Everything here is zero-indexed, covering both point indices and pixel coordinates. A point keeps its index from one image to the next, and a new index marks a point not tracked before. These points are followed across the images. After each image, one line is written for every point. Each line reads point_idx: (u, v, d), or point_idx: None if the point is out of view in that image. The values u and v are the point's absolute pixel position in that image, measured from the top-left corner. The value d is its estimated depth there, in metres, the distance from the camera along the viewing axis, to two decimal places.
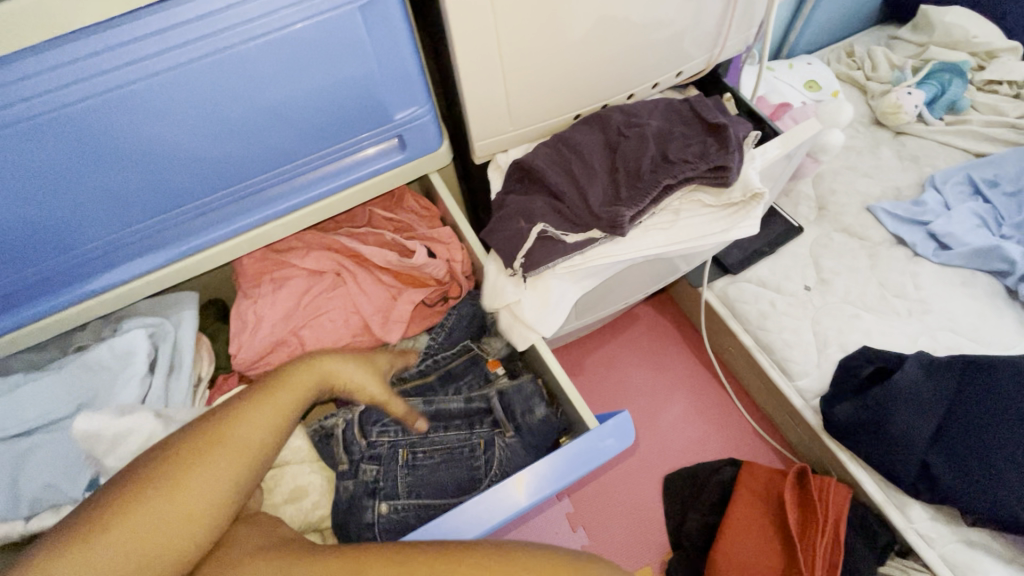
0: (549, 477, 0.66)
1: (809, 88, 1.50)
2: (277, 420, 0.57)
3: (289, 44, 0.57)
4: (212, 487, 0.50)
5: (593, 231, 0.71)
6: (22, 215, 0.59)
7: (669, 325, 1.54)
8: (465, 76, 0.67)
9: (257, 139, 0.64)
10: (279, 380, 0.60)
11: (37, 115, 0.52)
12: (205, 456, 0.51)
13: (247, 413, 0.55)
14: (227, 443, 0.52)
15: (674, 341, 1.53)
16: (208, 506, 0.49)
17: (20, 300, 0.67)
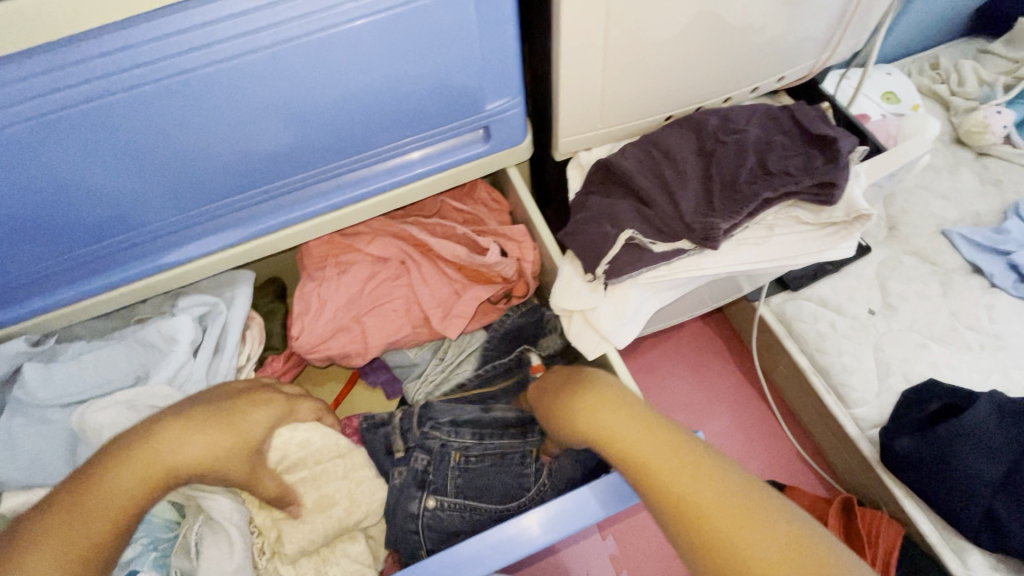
0: (563, 521, 0.61)
1: (887, 99, 1.33)
2: (153, 471, 0.58)
3: (393, 25, 0.54)
4: (91, 530, 0.54)
5: (683, 242, 0.67)
6: (108, 183, 0.58)
7: (715, 336, 1.46)
8: (566, 68, 0.63)
9: (344, 121, 0.62)
10: (147, 445, 0.59)
11: (105, 94, 0.51)
12: (90, 489, 0.55)
13: (121, 461, 0.57)
14: (90, 491, 0.55)
15: (719, 354, 1.44)
16: (79, 552, 0.53)
17: (82, 273, 0.67)
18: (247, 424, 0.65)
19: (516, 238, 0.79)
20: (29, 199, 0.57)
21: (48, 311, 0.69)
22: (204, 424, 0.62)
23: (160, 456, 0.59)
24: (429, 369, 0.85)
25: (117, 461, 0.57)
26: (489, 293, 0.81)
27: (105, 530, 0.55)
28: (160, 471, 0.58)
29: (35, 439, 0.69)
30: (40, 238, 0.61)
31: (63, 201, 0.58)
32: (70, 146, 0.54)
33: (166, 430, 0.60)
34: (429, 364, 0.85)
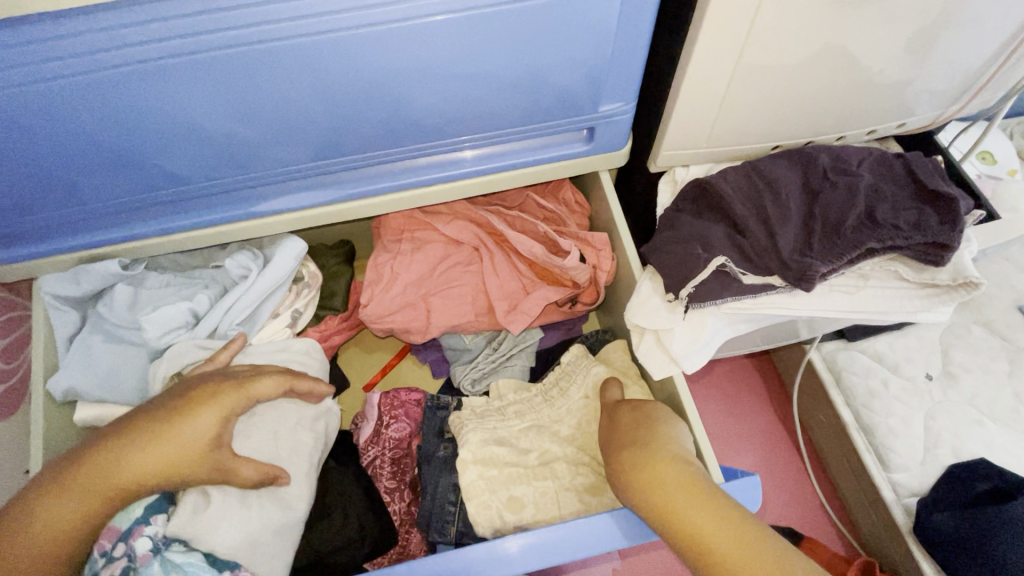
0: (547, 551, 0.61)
1: (981, 158, 1.19)
2: (91, 493, 0.56)
3: (531, 12, 0.54)
4: (49, 539, 0.55)
5: (774, 278, 0.65)
6: (218, 127, 0.59)
7: (754, 372, 1.36)
8: (688, 83, 0.62)
9: (421, 102, 0.61)
10: (125, 456, 0.58)
11: (175, 54, 0.51)
12: (27, 521, 0.55)
13: (56, 492, 0.56)
14: (96, 472, 0.57)
15: (756, 392, 1.34)
16: (73, 519, 0.56)
17: (155, 214, 0.70)
18: (182, 433, 0.59)
19: (595, 245, 0.78)
20: (145, 134, 0.58)
21: (142, 239, 0.72)
22: (141, 436, 0.59)
23: (151, 465, 0.58)
24: (466, 371, 0.85)
25: (93, 465, 0.57)
26: (557, 294, 0.79)
27: (76, 523, 0.56)
28: (120, 474, 0.57)
29: (113, 359, 0.73)
30: (144, 169, 0.63)
31: (121, 146, 0.59)
32: (193, 86, 0.54)
33: (110, 448, 0.58)
34: (467, 365, 0.86)
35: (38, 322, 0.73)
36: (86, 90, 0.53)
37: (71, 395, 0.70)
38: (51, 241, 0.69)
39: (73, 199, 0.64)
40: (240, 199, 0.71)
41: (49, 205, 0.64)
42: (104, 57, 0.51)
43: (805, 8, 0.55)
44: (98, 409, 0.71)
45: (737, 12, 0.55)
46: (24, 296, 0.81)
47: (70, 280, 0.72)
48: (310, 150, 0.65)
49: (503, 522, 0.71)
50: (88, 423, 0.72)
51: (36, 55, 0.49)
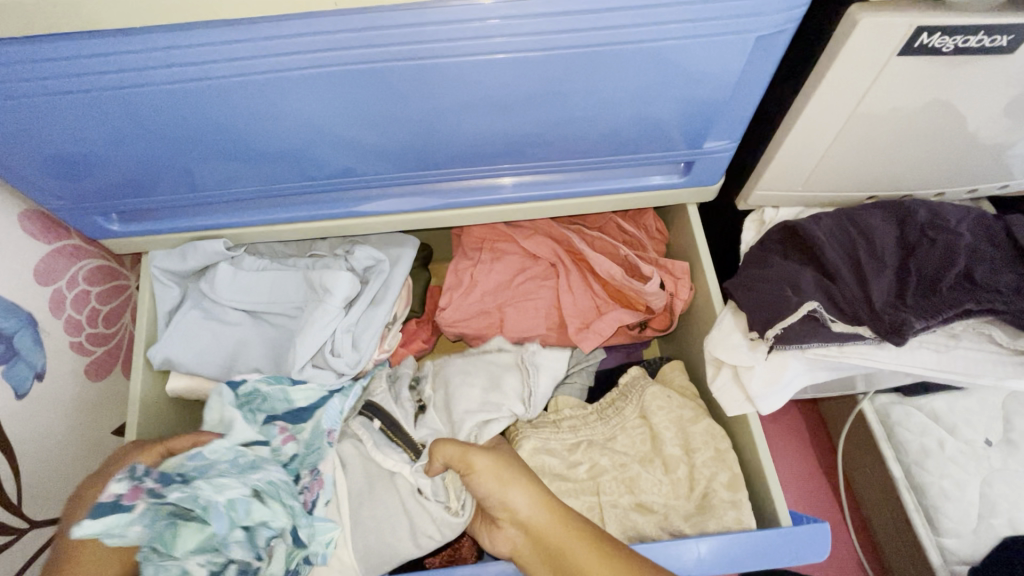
0: None
1: None
2: None
3: (636, 46, 0.54)
4: None
5: (863, 329, 0.65)
6: (338, 133, 0.62)
7: (799, 416, 1.30)
8: (797, 129, 0.63)
9: (521, 121, 0.63)
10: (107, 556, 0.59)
11: (315, 66, 0.54)
12: None
13: None
14: None
15: (800, 436, 1.28)
16: None
17: (265, 205, 0.74)
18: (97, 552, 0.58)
19: (674, 274, 0.79)
20: (272, 133, 0.62)
21: (248, 227, 0.76)
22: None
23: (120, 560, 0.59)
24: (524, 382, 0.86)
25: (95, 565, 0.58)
26: (630, 318, 0.80)
27: None
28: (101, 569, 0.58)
29: (208, 334, 0.77)
30: (262, 163, 0.66)
31: (247, 141, 0.62)
32: (323, 94, 0.57)
33: None
34: None
35: (143, 293, 0.78)
36: (228, 89, 0.56)
37: (168, 364, 0.75)
38: (168, 221, 0.74)
39: (196, 185, 0.69)
40: (342, 198, 0.74)
41: (175, 187, 0.68)
42: (250, 62, 0.53)
43: (932, 69, 0.55)
44: (190, 381, 0.77)
45: (859, 69, 0.55)
46: (125, 267, 0.86)
47: (178, 256, 0.76)
48: (412, 159, 0.67)
49: None
50: (179, 393, 0.77)
51: (188, 57, 0.52)
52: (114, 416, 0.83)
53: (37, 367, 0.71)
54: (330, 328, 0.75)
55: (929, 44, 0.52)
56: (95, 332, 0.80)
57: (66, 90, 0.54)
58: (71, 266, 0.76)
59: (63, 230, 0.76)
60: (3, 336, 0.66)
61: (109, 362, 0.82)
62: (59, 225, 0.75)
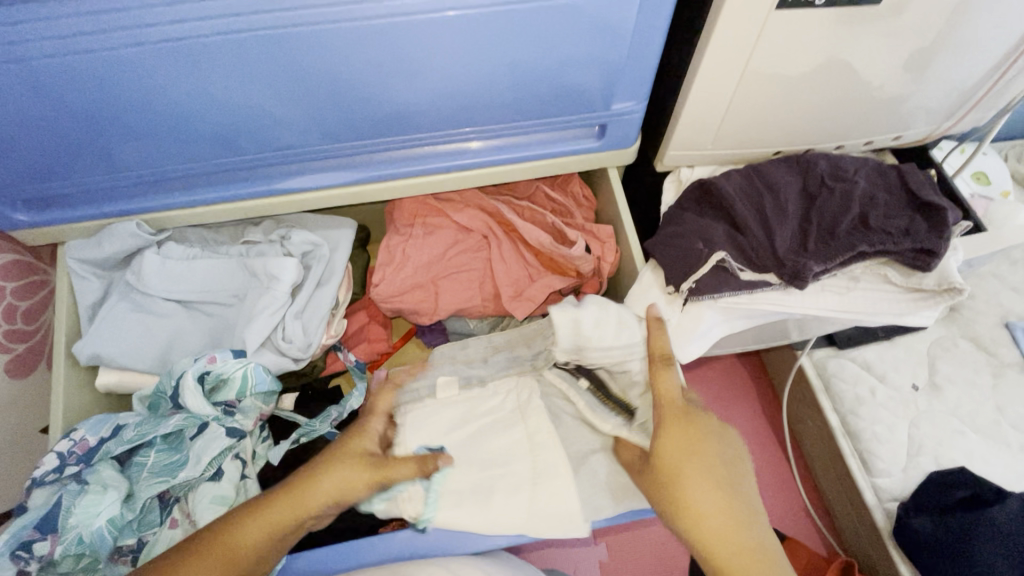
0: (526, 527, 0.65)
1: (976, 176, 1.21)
2: None
3: (539, 8, 0.56)
4: None
5: (770, 275, 0.68)
6: (249, 104, 0.62)
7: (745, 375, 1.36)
8: (698, 87, 0.65)
9: (433, 87, 0.63)
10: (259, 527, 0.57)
11: (208, 33, 0.53)
12: None
13: None
14: None
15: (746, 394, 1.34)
16: None
17: (183, 186, 0.73)
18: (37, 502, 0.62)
19: (600, 238, 0.81)
20: (177, 108, 0.61)
21: (168, 210, 0.74)
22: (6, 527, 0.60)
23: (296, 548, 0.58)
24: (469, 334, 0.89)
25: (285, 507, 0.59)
26: (561, 283, 0.83)
27: None
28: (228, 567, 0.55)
29: (136, 326, 0.75)
30: (173, 140, 0.65)
31: (150, 116, 0.61)
32: (225, 63, 0.57)
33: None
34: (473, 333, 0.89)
35: (60, 288, 0.75)
36: (124, 61, 0.55)
37: (96, 360, 0.73)
38: (81, 208, 0.72)
39: (104, 167, 0.67)
40: (263, 175, 0.74)
41: (81, 170, 0.67)
42: (145, 31, 0.52)
43: (813, 22, 0.59)
44: (118, 375, 0.75)
45: (745, 24, 0.58)
46: (44, 261, 0.83)
47: (94, 245, 0.74)
48: (329, 131, 0.67)
49: None
50: (108, 388, 0.75)
51: (73, 26, 0.51)
52: (40, 416, 0.80)
53: None
54: (278, 315, 0.74)
55: None
56: (13, 328, 0.77)
57: None
58: None
59: None
60: None
61: (32, 359, 0.79)
62: None
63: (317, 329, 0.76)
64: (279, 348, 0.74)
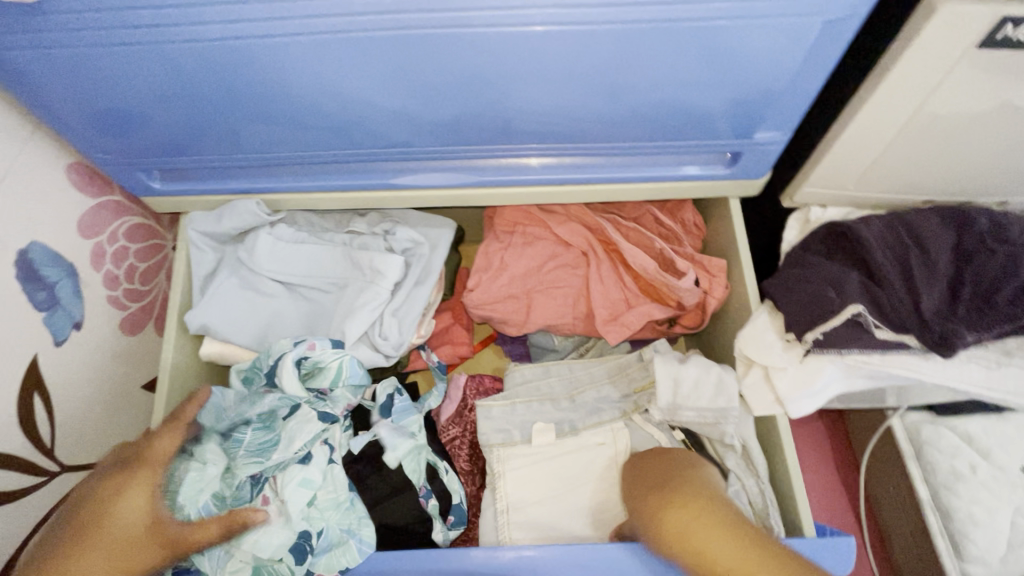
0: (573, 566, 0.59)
1: None
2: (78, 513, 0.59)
3: (666, 24, 0.52)
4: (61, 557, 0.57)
5: (909, 338, 0.62)
6: (380, 98, 0.61)
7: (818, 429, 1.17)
8: (855, 125, 0.60)
9: (562, 94, 0.60)
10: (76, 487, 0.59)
11: (362, 28, 0.53)
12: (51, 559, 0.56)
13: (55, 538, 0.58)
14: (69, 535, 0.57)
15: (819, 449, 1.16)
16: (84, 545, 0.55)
17: (305, 171, 0.74)
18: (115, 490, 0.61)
19: (710, 271, 0.76)
20: (316, 98, 0.61)
21: (286, 193, 0.76)
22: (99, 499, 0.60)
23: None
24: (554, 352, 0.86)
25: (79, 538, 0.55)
26: (660, 313, 0.79)
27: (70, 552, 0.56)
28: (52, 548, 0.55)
29: (243, 303, 0.78)
30: (296, 126, 0.66)
31: (289, 103, 0.62)
32: (369, 58, 0.56)
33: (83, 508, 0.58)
34: (560, 352, 0.86)
35: (180, 256, 0.78)
36: (271, 49, 0.55)
37: (204, 330, 0.76)
38: (210, 182, 0.75)
39: (238, 146, 0.69)
40: (381, 169, 0.74)
41: (217, 147, 0.69)
42: (298, 22, 0.52)
43: (1011, 66, 0.52)
44: (220, 347, 0.77)
45: (928, 63, 0.52)
46: (165, 228, 0.88)
47: (214, 219, 0.77)
48: (447, 132, 0.66)
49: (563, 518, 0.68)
50: (210, 358, 0.77)
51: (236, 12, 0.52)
52: (143, 373, 0.84)
53: (75, 317, 0.72)
54: (377, 311, 0.74)
55: (1013, 37, 0.49)
56: (131, 288, 0.81)
57: (115, 42, 0.54)
58: (112, 222, 0.77)
59: (108, 185, 0.77)
60: (47, 284, 0.68)
61: (143, 319, 0.84)
62: (103, 180, 0.76)
63: (411, 329, 0.76)
64: (375, 344, 0.75)
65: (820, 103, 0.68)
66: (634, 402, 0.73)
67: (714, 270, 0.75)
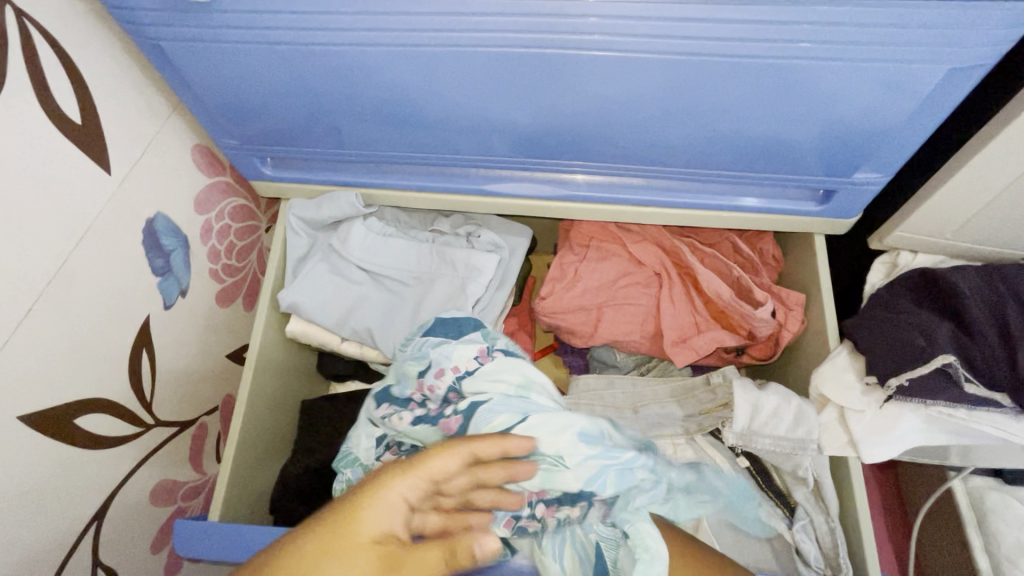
0: None
1: None
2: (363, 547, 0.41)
3: (768, 61, 0.53)
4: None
5: (1001, 396, 0.61)
6: (487, 108, 0.64)
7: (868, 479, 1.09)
8: (963, 176, 0.59)
9: (663, 119, 0.62)
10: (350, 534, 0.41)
11: (486, 45, 0.56)
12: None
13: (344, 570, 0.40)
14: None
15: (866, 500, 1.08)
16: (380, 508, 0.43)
17: (403, 171, 0.79)
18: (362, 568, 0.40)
19: (787, 304, 0.76)
20: (427, 105, 0.65)
21: (381, 189, 0.81)
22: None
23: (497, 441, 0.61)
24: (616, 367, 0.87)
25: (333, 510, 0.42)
26: (730, 340, 0.79)
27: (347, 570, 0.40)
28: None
29: (332, 287, 0.83)
30: (399, 129, 0.70)
31: (402, 108, 0.66)
32: (484, 71, 0.59)
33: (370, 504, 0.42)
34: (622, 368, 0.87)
35: (277, 238, 0.84)
36: (396, 57, 0.59)
37: (292, 309, 0.81)
38: (314, 172, 0.81)
39: (347, 143, 0.74)
40: (473, 175, 0.78)
41: (328, 142, 0.74)
42: (427, 35, 0.56)
43: None
44: (305, 326, 0.82)
45: None
46: (262, 209, 0.94)
47: (313, 206, 0.82)
48: (544, 145, 0.69)
49: None
50: (294, 335, 0.83)
51: (373, 22, 0.56)
52: (228, 343, 0.90)
53: (182, 284, 0.78)
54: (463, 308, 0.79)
55: None
56: (229, 263, 0.88)
57: (261, 42, 0.60)
58: (222, 200, 0.84)
59: (222, 167, 0.84)
60: (164, 252, 0.74)
61: (235, 292, 0.90)
62: (219, 162, 0.83)
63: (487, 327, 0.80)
64: None
65: (924, 149, 0.67)
66: (699, 424, 0.74)
67: (791, 303, 0.75)
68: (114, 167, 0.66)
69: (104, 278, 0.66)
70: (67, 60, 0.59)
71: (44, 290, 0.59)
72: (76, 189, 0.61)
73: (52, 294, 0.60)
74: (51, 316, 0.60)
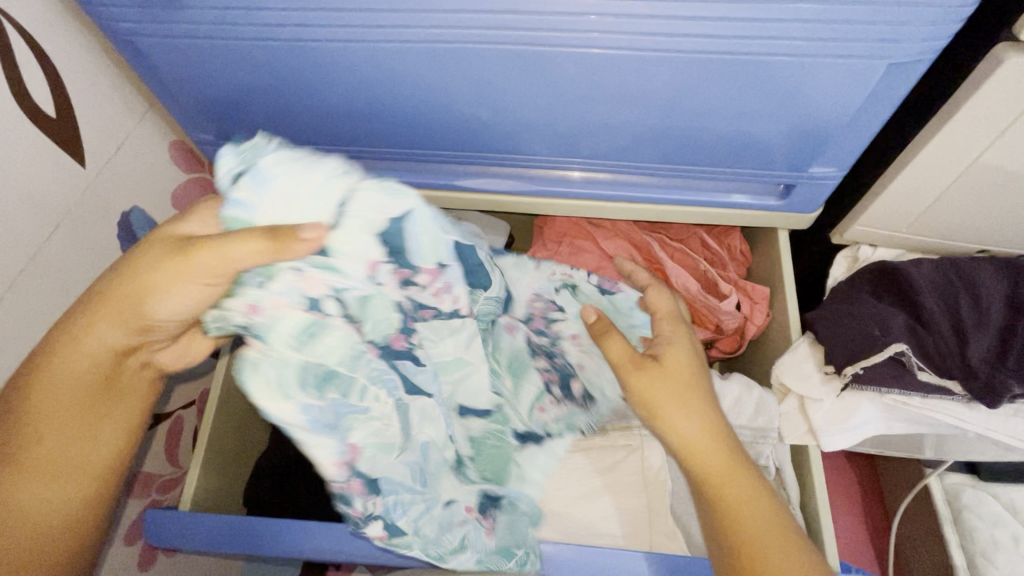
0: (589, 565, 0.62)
1: None
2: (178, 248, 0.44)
3: (717, 56, 0.55)
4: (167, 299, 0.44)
5: (953, 384, 0.63)
6: (454, 105, 0.66)
7: (846, 477, 1.10)
8: (911, 170, 0.61)
9: (624, 113, 0.64)
10: (144, 256, 0.44)
11: (449, 41, 0.58)
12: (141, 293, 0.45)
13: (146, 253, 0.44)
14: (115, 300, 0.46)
15: (842, 497, 1.09)
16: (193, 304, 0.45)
17: (379, 167, 0.80)
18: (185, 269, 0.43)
19: (752, 298, 0.78)
20: (397, 101, 0.67)
21: None
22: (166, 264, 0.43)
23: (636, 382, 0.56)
24: None
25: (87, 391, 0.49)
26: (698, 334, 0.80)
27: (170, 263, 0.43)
28: (126, 289, 0.45)
29: None
30: (371, 124, 0.72)
31: (374, 104, 0.68)
32: (449, 68, 0.61)
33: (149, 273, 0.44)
34: None
35: None
36: (364, 54, 0.61)
37: None
38: None
39: (322, 139, 0.76)
40: (447, 171, 0.79)
41: (304, 138, 0.76)
42: (392, 32, 0.58)
43: None
44: None
45: (990, 116, 0.53)
46: None
47: None
48: (510, 141, 0.70)
49: (581, 520, 0.70)
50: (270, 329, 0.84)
51: (340, 19, 0.57)
52: None
53: None
54: None
55: None
56: None
57: (233, 39, 0.61)
58: (200, 196, 0.85)
59: (200, 163, 0.85)
60: None
61: None
62: (199, 162, 0.86)
63: None
64: None
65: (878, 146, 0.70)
66: None
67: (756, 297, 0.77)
68: (88, 160, 0.67)
69: (77, 269, 0.67)
70: (43, 56, 0.61)
71: (16, 278, 0.60)
72: (48, 180, 0.62)
73: (24, 285, 0.61)
74: (24, 304, 0.61)
